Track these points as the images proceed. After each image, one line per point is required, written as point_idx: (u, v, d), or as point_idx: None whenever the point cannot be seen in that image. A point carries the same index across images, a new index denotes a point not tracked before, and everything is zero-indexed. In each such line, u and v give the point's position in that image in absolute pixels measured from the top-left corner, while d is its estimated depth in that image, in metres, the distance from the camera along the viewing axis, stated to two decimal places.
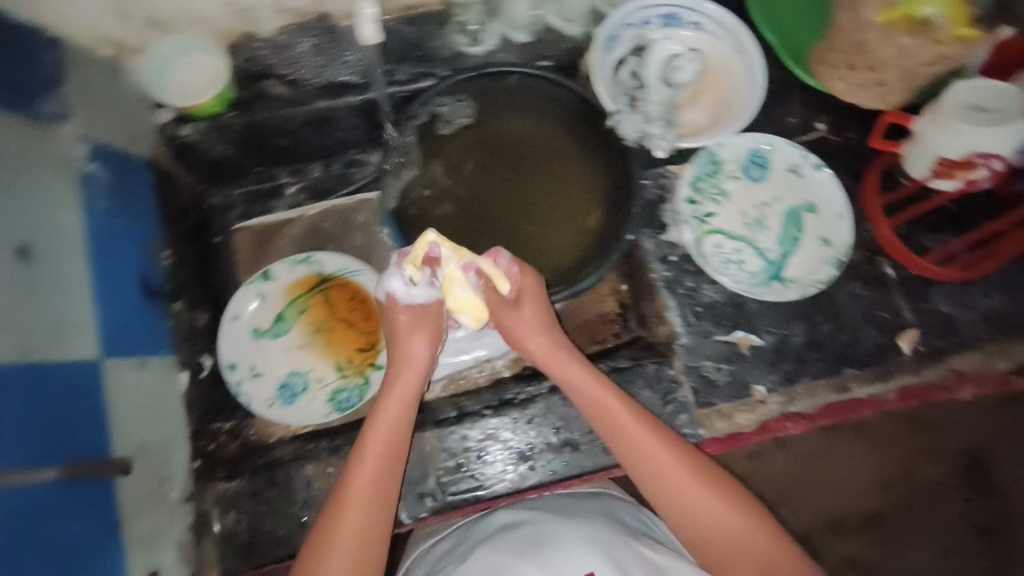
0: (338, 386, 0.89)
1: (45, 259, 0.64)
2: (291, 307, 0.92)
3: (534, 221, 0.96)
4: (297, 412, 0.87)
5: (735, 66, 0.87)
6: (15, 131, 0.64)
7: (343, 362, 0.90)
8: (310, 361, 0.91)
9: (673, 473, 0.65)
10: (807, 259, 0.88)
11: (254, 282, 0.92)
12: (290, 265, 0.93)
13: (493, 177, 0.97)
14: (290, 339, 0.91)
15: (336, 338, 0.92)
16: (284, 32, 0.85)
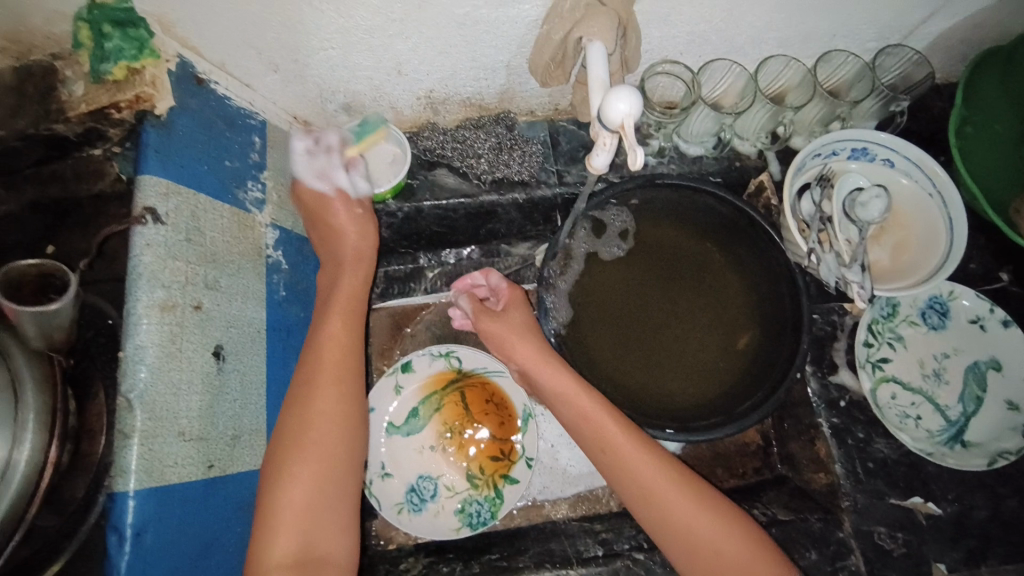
0: (469, 496, 0.85)
1: (232, 358, 0.61)
2: (426, 404, 0.89)
3: (682, 337, 0.90)
4: (426, 522, 0.83)
5: (929, 208, 0.84)
6: (223, 221, 0.64)
7: (474, 471, 0.86)
8: (440, 465, 0.87)
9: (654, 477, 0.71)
10: (994, 423, 0.80)
11: (393, 372, 0.89)
12: (430, 357, 0.90)
13: (642, 292, 0.91)
14: (422, 439, 0.87)
15: (470, 441, 0.88)
16: (464, 125, 0.87)
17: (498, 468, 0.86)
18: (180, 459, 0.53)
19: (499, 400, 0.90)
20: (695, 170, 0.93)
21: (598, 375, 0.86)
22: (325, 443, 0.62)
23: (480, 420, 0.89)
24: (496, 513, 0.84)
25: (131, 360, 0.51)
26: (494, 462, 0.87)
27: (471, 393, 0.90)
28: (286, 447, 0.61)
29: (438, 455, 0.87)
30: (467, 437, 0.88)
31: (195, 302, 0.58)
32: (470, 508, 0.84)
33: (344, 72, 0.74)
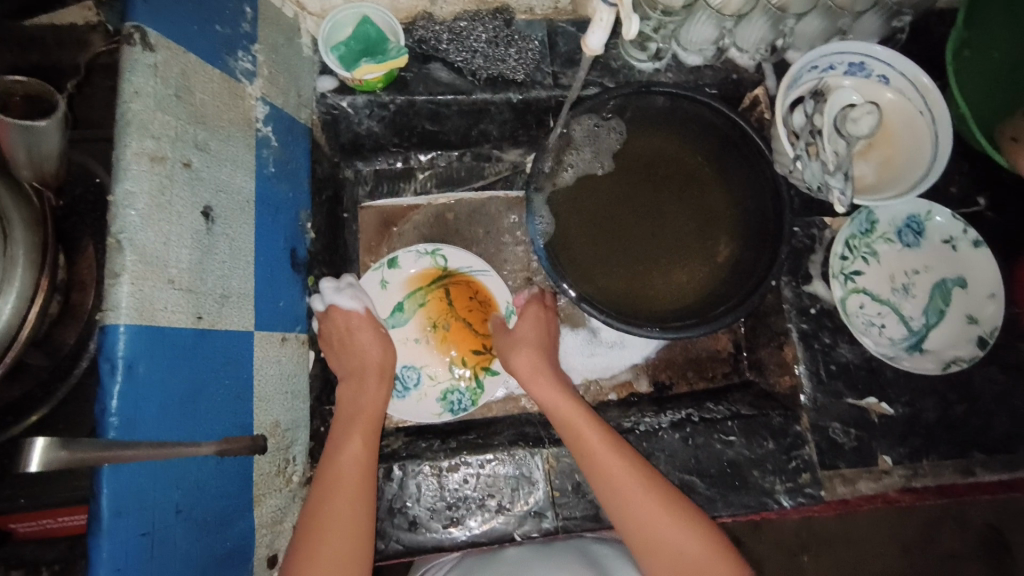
0: (451, 385, 0.88)
1: (222, 222, 0.63)
2: (412, 299, 0.91)
3: (664, 247, 0.92)
4: (409, 407, 0.87)
5: (919, 126, 0.84)
6: (215, 86, 0.63)
7: (456, 362, 0.89)
8: (423, 357, 0.89)
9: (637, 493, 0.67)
10: (951, 335, 0.85)
11: (379, 268, 0.91)
12: (416, 253, 0.92)
13: (633, 219, 0.92)
14: (406, 331, 0.90)
15: (454, 335, 0.91)
16: (461, 17, 0.85)
17: (480, 362, 0.90)
18: (171, 305, 0.56)
19: (483, 298, 0.92)
20: (691, 80, 0.92)
21: (582, 277, 0.88)
22: (352, 497, 0.64)
23: (464, 316, 0.91)
24: (476, 402, 0.88)
25: (120, 204, 0.52)
26: (476, 356, 0.90)
27: (456, 290, 0.92)
28: (319, 508, 0.64)
29: (422, 348, 0.90)
30: (451, 332, 0.91)
31: (185, 159, 0.58)
32: (452, 396, 0.88)
33: None
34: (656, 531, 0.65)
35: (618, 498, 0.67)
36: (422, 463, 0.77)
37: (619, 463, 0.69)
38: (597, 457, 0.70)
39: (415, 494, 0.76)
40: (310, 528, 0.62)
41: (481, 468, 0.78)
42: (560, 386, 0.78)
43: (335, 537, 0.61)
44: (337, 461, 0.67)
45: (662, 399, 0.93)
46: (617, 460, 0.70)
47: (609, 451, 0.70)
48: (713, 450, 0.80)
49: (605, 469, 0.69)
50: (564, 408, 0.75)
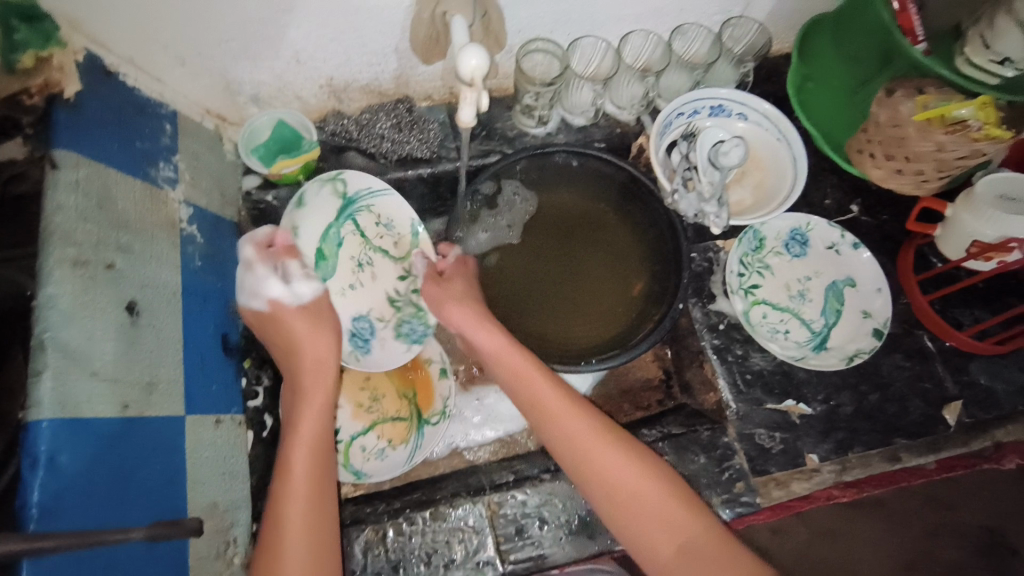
0: (399, 320, 0.96)
1: (147, 315, 0.68)
2: (326, 243, 0.93)
3: (581, 287, 0.99)
4: (377, 358, 0.94)
5: (779, 152, 0.96)
6: (137, 196, 0.71)
7: (394, 295, 0.96)
8: (364, 304, 0.94)
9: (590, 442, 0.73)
10: (850, 331, 0.92)
11: (290, 213, 0.91)
12: (317, 189, 0.92)
13: (554, 265, 1.00)
14: (339, 282, 0.93)
15: (380, 269, 0.96)
16: (366, 110, 0.96)
17: (410, 286, 0.97)
18: (95, 396, 0.59)
19: (388, 219, 0.95)
20: (581, 138, 1.04)
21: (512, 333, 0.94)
22: (310, 484, 0.68)
23: (379, 245, 0.95)
24: (429, 327, 0.96)
25: (44, 307, 0.57)
26: (405, 282, 0.96)
27: (364, 222, 0.94)
28: (276, 506, 0.66)
29: (358, 294, 0.94)
30: (376, 267, 0.95)
31: (108, 262, 0.64)
32: (405, 329, 0.96)
33: (246, 63, 0.83)
34: (604, 470, 0.71)
35: (569, 446, 0.73)
36: (363, 528, 0.78)
37: (573, 418, 0.75)
38: (553, 412, 0.76)
39: (359, 563, 0.77)
40: (272, 524, 0.65)
41: (425, 525, 0.79)
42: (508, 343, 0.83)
43: (297, 528, 0.65)
44: (291, 454, 0.70)
45: None
46: (573, 417, 0.75)
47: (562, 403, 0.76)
48: None
49: (560, 422, 0.75)
50: (513, 362, 0.81)
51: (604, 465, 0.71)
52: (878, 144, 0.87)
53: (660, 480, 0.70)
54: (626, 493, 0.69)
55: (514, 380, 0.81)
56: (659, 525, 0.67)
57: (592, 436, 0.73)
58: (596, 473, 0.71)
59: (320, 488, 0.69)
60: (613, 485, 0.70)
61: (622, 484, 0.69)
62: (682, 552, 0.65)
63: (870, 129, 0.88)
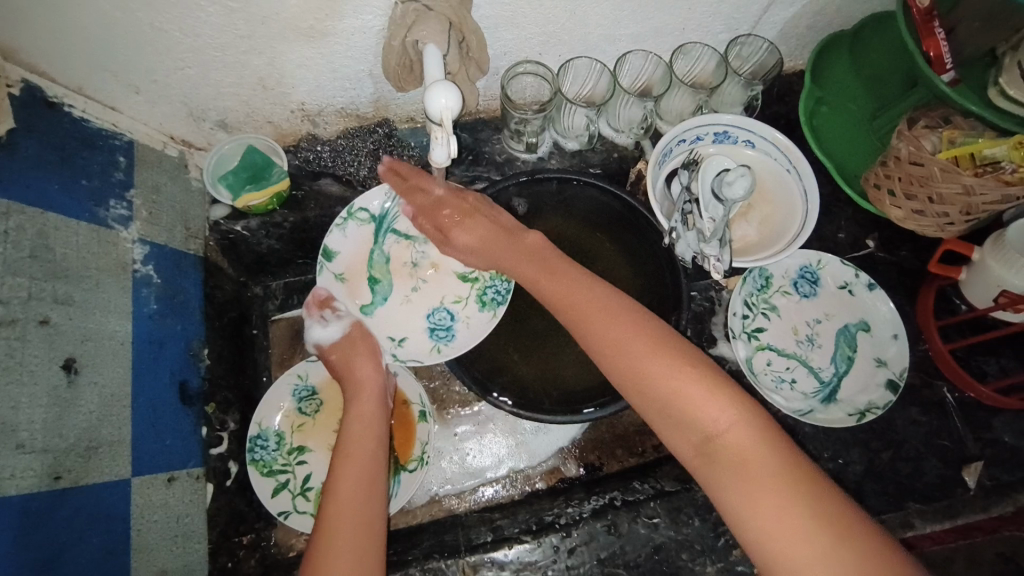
0: (479, 291, 0.91)
1: (88, 372, 0.62)
2: (376, 266, 0.91)
3: None
4: (463, 336, 0.89)
5: (787, 184, 0.88)
6: (82, 239, 0.65)
7: (467, 271, 0.92)
8: (435, 294, 0.92)
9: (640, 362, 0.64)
10: (862, 382, 0.84)
11: (323, 267, 0.88)
12: (340, 230, 0.89)
13: None
14: (400, 292, 0.91)
15: (439, 256, 0.92)
16: (343, 134, 0.90)
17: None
18: (19, 471, 0.54)
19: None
20: (576, 163, 0.96)
21: (504, 375, 0.86)
22: (362, 488, 0.69)
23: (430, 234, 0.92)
24: (511, 283, 0.91)
25: None
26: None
27: (402, 224, 0.91)
28: (330, 512, 0.67)
29: (425, 290, 0.92)
30: (435, 256, 0.92)
31: (42, 317, 0.59)
32: (488, 296, 0.91)
33: (209, 89, 0.77)
34: (641, 367, 0.64)
35: (599, 341, 0.68)
36: None
37: (611, 321, 0.69)
38: (593, 323, 0.70)
39: None
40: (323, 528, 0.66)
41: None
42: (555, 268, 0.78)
43: (348, 529, 0.65)
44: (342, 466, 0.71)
45: (593, 481, 0.89)
46: (603, 308, 0.70)
47: (618, 324, 0.68)
48: (638, 536, 0.77)
49: (592, 321, 0.70)
50: (554, 290, 0.76)
51: (642, 362, 0.64)
52: (898, 181, 0.78)
53: (708, 383, 0.61)
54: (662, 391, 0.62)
55: (546, 279, 0.77)
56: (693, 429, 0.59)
57: (643, 354, 0.65)
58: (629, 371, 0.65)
59: (370, 487, 0.70)
60: (650, 384, 0.63)
61: (665, 391, 0.62)
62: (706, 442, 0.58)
63: (889, 164, 0.79)
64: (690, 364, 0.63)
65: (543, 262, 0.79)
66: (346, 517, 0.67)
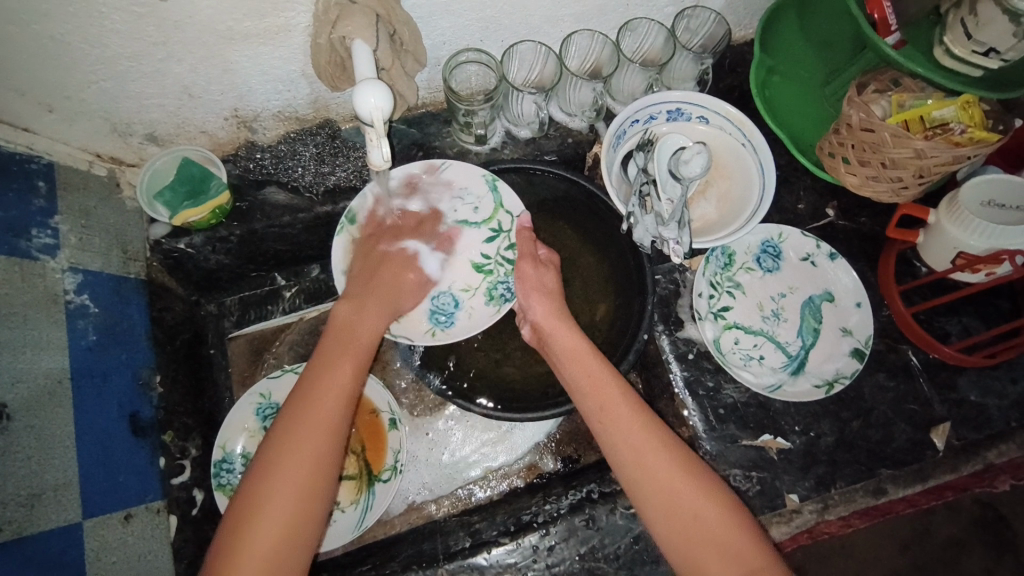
0: (489, 284, 0.85)
1: (21, 416, 0.58)
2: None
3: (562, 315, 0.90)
4: (463, 326, 0.83)
5: (742, 159, 0.87)
6: (1, 275, 0.61)
7: (482, 261, 0.85)
8: (447, 278, 0.84)
9: (662, 473, 0.62)
10: (828, 352, 0.84)
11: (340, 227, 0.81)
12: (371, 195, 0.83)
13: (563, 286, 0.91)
14: None
15: (458, 241, 0.85)
16: (285, 138, 0.85)
17: (501, 246, 0.85)
18: None
19: (462, 189, 0.85)
20: (531, 151, 0.94)
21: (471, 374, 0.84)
22: (341, 403, 0.62)
23: (455, 217, 0.85)
24: None
25: None
26: (492, 242, 0.85)
27: (434, 202, 0.85)
28: (297, 418, 0.60)
29: (436, 270, 0.85)
30: (454, 240, 0.85)
31: None
32: (498, 291, 0.84)
33: (131, 102, 0.72)
34: (678, 501, 0.61)
35: (628, 459, 0.63)
36: None
37: (644, 434, 0.65)
38: (615, 421, 0.66)
39: None
40: (284, 431, 0.59)
41: None
42: (579, 343, 0.73)
43: (308, 443, 0.58)
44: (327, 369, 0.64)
45: (570, 474, 0.88)
46: (635, 418, 0.66)
47: (635, 422, 0.65)
48: (617, 527, 0.76)
49: (608, 420, 0.66)
50: (575, 374, 0.71)
51: (674, 490, 0.61)
52: (852, 148, 0.78)
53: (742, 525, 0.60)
54: (698, 528, 0.59)
55: (583, 378, 0.70)
56: (734, 564, 0.58)
57: (662, 463, 0.62)
58: (665, 497, 0.61)
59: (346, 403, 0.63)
60: (682, 524, 0.60)
61: (703, 530, 0.59)
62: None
63: (842, 132, 0.78)
64: (701, 477, 0.62)
65: (579, 348, 0.72)
66: (316, 415, 0.60)
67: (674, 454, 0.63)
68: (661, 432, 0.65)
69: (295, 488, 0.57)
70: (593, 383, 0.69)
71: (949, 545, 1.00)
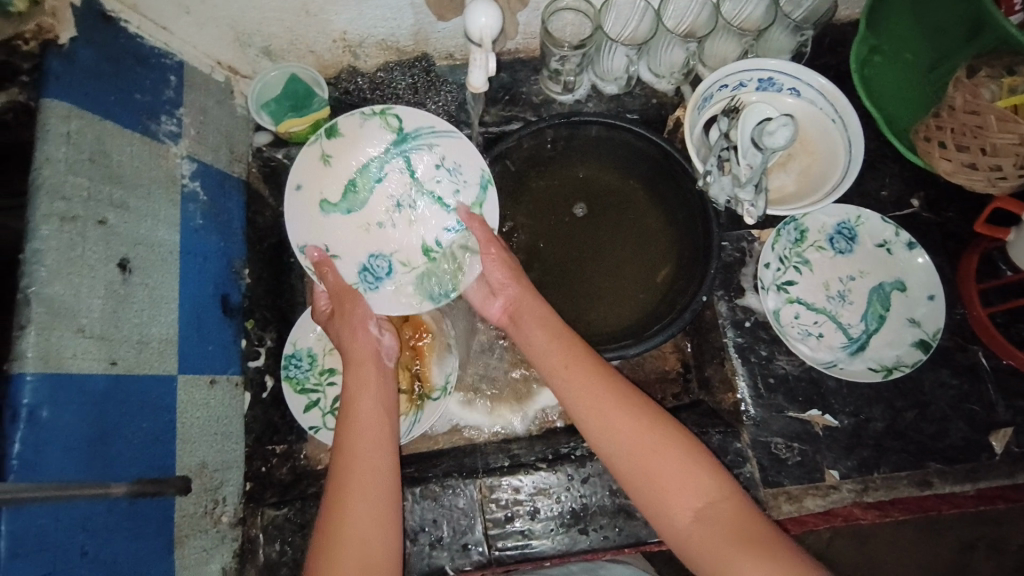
0: (428, 270, 0.85)
1: (140, 273, 0.66)
2: (364, 176, 0.84)
3: (616, 271, 0.94)
4: (386, 298, 0.84)
5: (831, 134, 0.86)
6: (135, 150, 0.69)
7: (431, 245, 0.86)
8: (393, 242, 0.86)
9: (624, 427, 0.63)
10: (891, 340, 0.83)
11: (318, 139, 0.81)
12: (362, 120, 0.83)
13: (622, 243, 0.94)
14: (366, 216, 0.85)
15: (422, 215, 0.86)
16: (383, 68, 0.91)
17: (456, 241, 0.86)
18: (80, 352, 0.58)
19: (454, 164, 0.85)
20: (613, 107, 0.95)
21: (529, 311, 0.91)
22: (372, 471, 0.63)
23: (434, 191, 0.86)
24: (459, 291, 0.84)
25: (29, 261, 0.55)
26: (451, 234, 0.86)
27: (417, 160, 0.85)
28: (334, 506, 0.61)
29: (391, 231, 0.86)
30: (419, 212, 0.86)
31: (99, 218, 0.62)
32: (431, 283, 0.85)
33: (256, 14, 0.79)
34: (641, 449, 0.61)
35: (601, 428, 0.64)
36: None
37: (603, 390, 0.66)
38: (577, 386, 0.67)
39: None
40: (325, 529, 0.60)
41: (415, 502, 0.77)
42: (552, 314, 0.74)
43: (354, 523, 0.59)
44: (348, 446, 0.65)
45: None
46: (594, 377, 0.67)
47: (597, 380, 0.67)
48: None
49: (574, 391, 0.67)
50: (549, 342, 0.71)
51: (634, 441, 0.62)
52: (950, 132, 0.76)
53: (699, 457, 0.60)
54: (661, 471, 0.60)
55: (545, 342, 0.72)
56: (693, 497, 0.58)
57: (630, 422, 0.63)
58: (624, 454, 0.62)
59: (378, 473, 0.63)
60: (651, 470, 0.60)
61: (667, 481, 0.59)
62: (703, 520, 0.57)
63: (942, 115, 0.77)
64: (663, 421, 0.63)
65: (551, 327, 0.73)
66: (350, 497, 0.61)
67: (636, 408, 0.64)
68: (621, 390, 0.66)
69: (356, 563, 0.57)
70: (562, 356, 0.70)
71: (987, 559, 0.97)
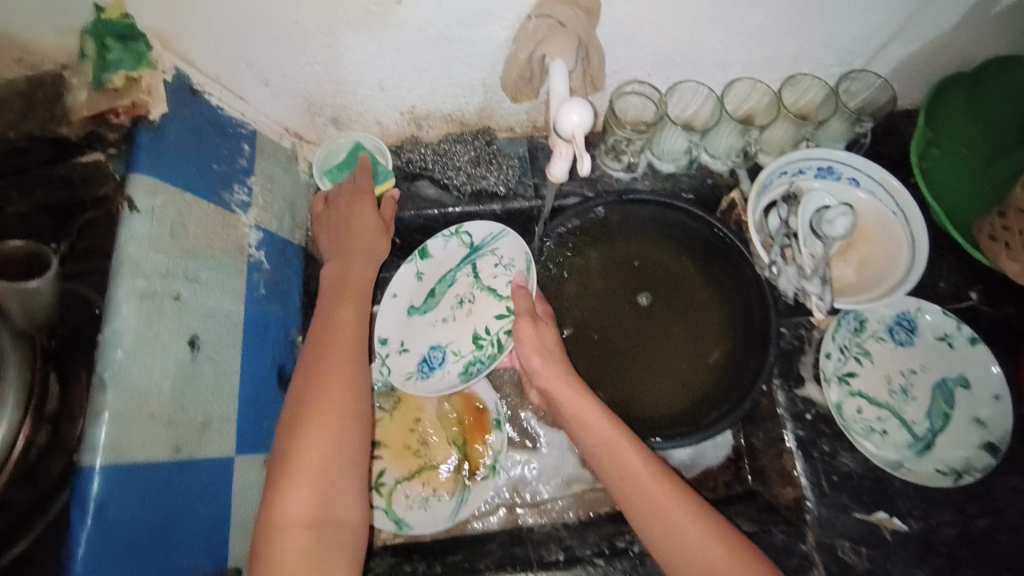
0: (474, 358, 0.86)
1: (208, 350, 0.65)
2: (440, 282, 0.90)
3: (667, 351, 0.91)
4: (434, 385, 0.86)
5: (891, 226, 0.86)
6: (209, 221, 0.68)
7: (480, 333, 0.86)
8: (449, 334, 0.88)
9: (688, 529, 0.65)
10: (958, 440, 0.81)
11: (413, 260, 0.91)
12: (443, 239, 0.91)
13: (674, 324, 0.92)
14: (436, 314, 0.89)
15: (480, 306, 0.87)
16: (445, 139, 0.92)
17: (505, 327, 0.85)
18: (148, 439, 0.56)
19: (510, 261, 0.89)
20: (668, 186, 0.95)
21: None
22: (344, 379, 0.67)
23: (491, 285, 0.88)
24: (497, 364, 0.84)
25: (109, 342, 0.55)
26: (502, 321, 0.86)
27: (484, 264, 0.89)
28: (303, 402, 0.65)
29: (450, 325, 0.88)
30: (477, 305, 0.88)
31: (174, 294, 0.62)
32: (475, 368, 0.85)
33: (331, 88, 0.80)
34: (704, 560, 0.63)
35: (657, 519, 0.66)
36: None
37: (662, 489, 0.68)
38: (634, 482, 0.69)
39: None
40: (292, 425, 0.64)
41: None
42: (597, 406, 0.75)
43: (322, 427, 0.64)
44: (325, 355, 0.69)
45: None
46: (646, 463, 0.70)
47: (654, 475, 0.69)
48: None
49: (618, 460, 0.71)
50: (605, 432, 0.72)
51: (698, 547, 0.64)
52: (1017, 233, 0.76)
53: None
54: None
55: (600, 448, 0.72)
56: None
57: (694, 525, 0.65)
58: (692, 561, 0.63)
59: (349, 379, 0.68)
60: None
61: None
62: None
63: (1009, 215, 0.77)
64: (727, 536, 0.65)
65: (601, 422, 0.73)
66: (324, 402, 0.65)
67: (697, 513, 0.66)
68: (680, 491, 0.68)
69: (316, 462, 0.62)
70: (608, 450, 0.72)
71: None
